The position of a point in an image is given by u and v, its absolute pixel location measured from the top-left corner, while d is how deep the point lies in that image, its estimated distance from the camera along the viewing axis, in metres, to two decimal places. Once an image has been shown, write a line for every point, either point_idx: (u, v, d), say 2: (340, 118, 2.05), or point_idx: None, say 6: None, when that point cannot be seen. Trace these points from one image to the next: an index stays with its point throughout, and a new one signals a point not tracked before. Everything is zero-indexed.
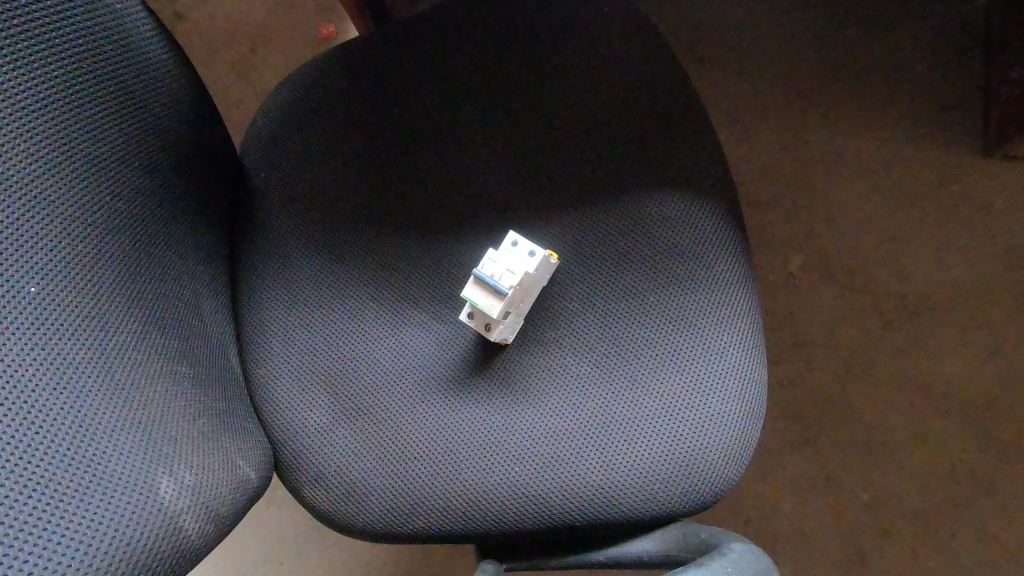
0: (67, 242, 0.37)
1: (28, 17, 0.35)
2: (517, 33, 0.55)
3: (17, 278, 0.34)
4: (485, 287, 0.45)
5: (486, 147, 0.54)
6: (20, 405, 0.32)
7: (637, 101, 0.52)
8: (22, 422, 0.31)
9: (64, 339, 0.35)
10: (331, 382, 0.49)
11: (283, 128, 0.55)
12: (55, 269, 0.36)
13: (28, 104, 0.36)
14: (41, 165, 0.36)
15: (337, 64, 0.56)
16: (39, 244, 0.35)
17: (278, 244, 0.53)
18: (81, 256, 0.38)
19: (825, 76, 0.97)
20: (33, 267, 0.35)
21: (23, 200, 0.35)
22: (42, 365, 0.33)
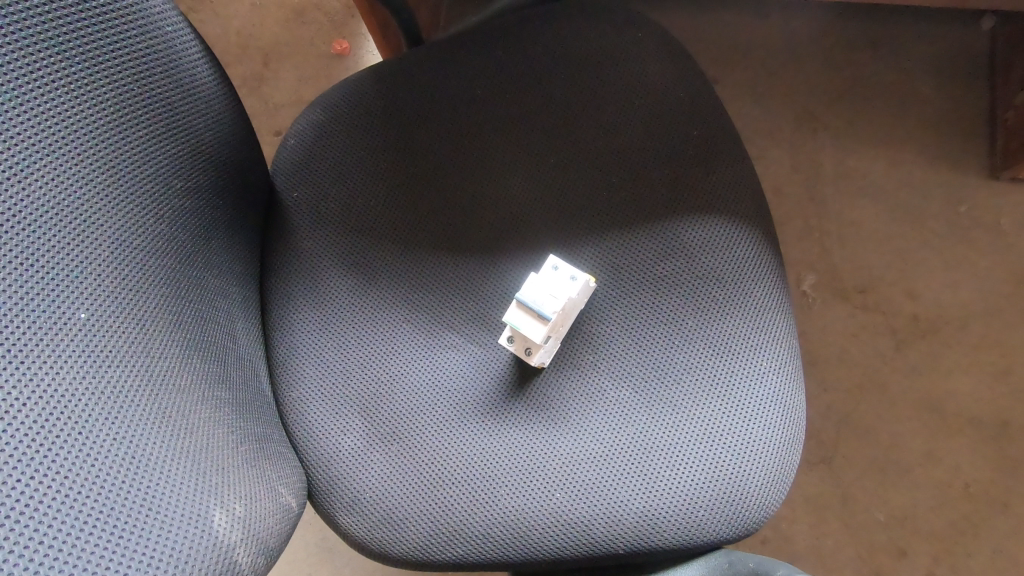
0: (115, 268, 0.37)
1: (82, 40, 0.35)
2: (551, 55, 0.55)
3: (70, 304, 0.33)
4: (528, 313, 0.46)
5: (521, 167, 0.54)
6: (75, 433, 0.31)
7: (672, 124, 0.53)
8: (78, 451, 0.31)
9: (115, 366, 0.34)
10: (365, 406, 0.49)
11: (315, 147, 0.55)
12: (106, 295, 0.35)
13: (82, 127, 0.35)
14: (92, 189, 0.36)
15: (369, 84, 0.56)
16: (89, 270, 0.35)
17: (310, 265, 0.52)
18: (129, 281, 0.37)
19: (834, 98, 0.99)
20: (85, 293, 0.34)
21: (75, 223, 0.35)
22: (96, 392, 0.33)
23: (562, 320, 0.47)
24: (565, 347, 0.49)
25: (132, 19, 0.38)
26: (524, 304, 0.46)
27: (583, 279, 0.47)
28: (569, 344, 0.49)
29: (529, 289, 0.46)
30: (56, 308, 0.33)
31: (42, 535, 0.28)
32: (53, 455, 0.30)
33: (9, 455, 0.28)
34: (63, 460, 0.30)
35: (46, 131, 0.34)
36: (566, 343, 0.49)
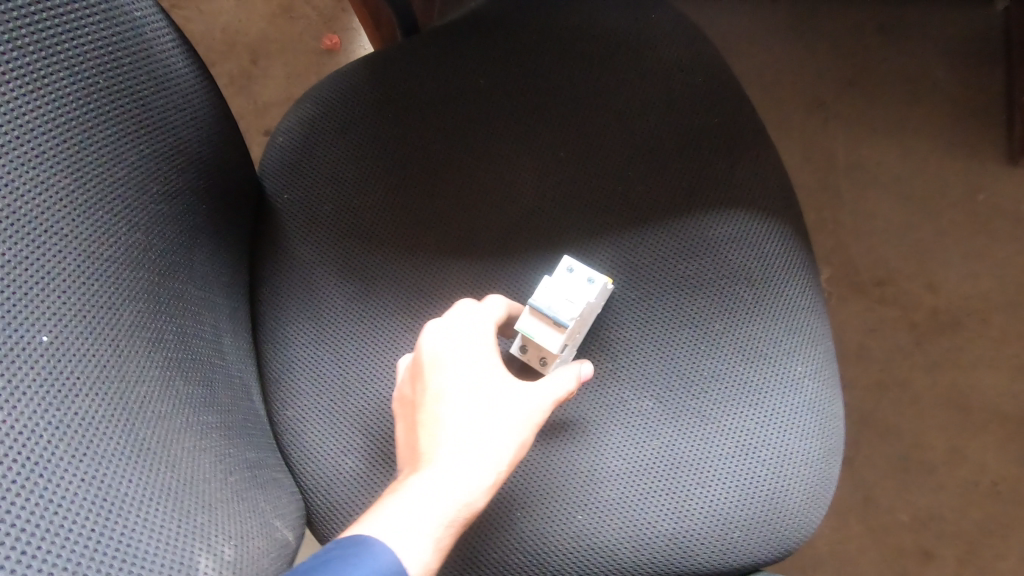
0: (83, 283, 0.33)
1: (34, 26, 0.31)
2: (557, 41, 0.52)
3: (29, 327, 0.29)
4: (540, 316, 0.43)
5: (528, 162, 0.50)
6: (35, 478, 0.27)
7: (689, 112, 0.49)
8: (39, 498, 0.27)
9: (83, 396, 0.30)
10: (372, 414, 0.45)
11: (306, 144, 0.51)
12: (73, 315, 0.32)
13: (39, 126, 0.31)
14: (54, 195, 0.32)
15: (363, 76, 0.52)
16: (52, 287, 0.31)
17: (302, 272, 0.49)
18: (101, 298, 0.33)
19: (845, 84, 0.95)
20: (48, 315, 0.30)
21: (33, 234, 0.31)
22: (61, 427, 0.29)
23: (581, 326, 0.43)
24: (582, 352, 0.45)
25: (92, 3, 0.34)
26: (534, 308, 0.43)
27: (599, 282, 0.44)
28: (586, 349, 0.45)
29: (542, 292, 0.43)
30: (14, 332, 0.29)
31: None
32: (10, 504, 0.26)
33: None
34: (23, 510, 0.26)
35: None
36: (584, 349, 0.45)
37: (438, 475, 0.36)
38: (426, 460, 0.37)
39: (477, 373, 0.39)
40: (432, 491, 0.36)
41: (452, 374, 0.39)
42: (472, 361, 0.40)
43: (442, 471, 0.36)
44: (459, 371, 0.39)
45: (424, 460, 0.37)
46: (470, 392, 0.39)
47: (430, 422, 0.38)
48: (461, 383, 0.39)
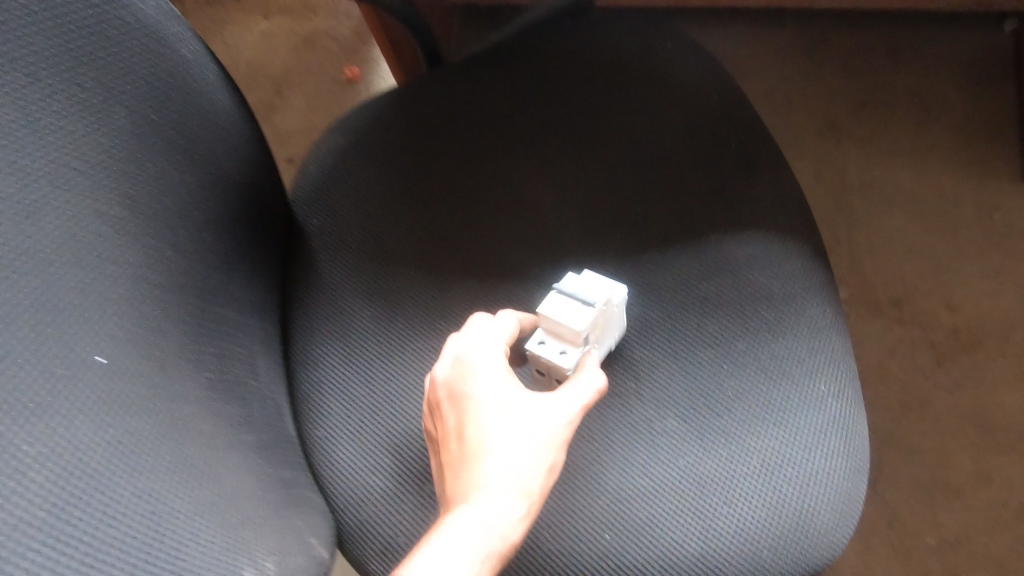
0: (133, 305, 0.34)
1: (88, 71, 0.34)
2: (575, 70, 0.54)
3: (85, 347, 0.31)
4: (560, 310, 0.42)
5: (550, 186, 0.52)
6: (92, 492, 0.28)
7: (706, 137, 0.51)
8: (95, 511, 0.28)
9: (134, 413, 0.32)
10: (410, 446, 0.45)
11: (335, 171, 0.53)
12: (124, 336, 0.33)
13: (93, 158, 0.34)
14: (106, 222, 0.34)
15: (390, 106, 0.54)
16: (104, 309, 0.33)
17: (331, 295, 0.50)
18: (149, 320, 0.35)
19: (856, 106, 0.97)
20: (102, 336, 0.32)
21: (86, 259, 0.33)
22: (114, 442, 0.30)
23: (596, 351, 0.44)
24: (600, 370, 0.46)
25: (146, 45, 0.36)
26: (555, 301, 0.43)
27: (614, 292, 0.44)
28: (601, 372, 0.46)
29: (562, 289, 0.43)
30: (72, 352, 0.30)
31: None
32: (70, 517, 0.27)
33: (28, 519, 0.26)
34: (81, 523, 0.27)
35: (61, 164, 0.32)
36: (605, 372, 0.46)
37: (474, 514, 0.36)
38: (470, 492, 0.37)
39: (505, 396, 0.39)
40: (470, 530, 0.36)
41: (474, 407, 0.39)
42: (493, 391, 0.39)
43: (477, 509, 0.36)
44: (481, 403, 0.39)
45: (457, 499, 0.37)
46: (500, 422, 0.38)
47: (459, 460, 0.38)
48: (491, 409, 0.39)
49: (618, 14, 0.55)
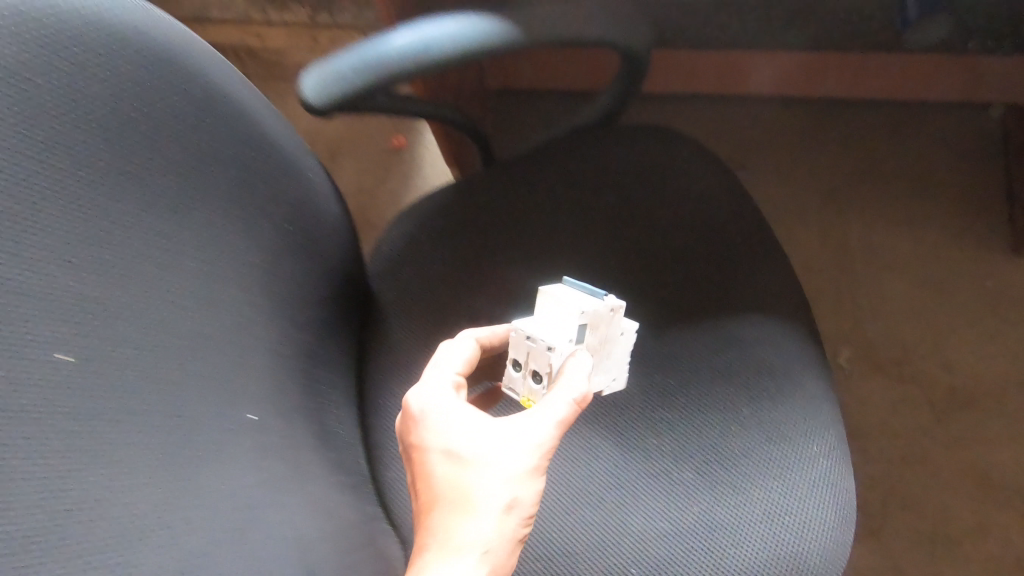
0: (274, 375, 0.45)
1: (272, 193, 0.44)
2: (609, 172, 0.64)
3: (250, 411, 0.41)
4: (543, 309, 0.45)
5: (587, 269, 0.62)
6: (263, 523, 0.38)
7: (723, 237, 0.60)
8: (267, 538, 0.38)
9: (276, 462, 0.42)
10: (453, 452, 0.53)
11: (406, 251, 0.64)
12: (269, 400, 0.44)
13: (263, 259, 0.44)
14: (264, 307, 0.44)
15: (453, 197, 0.65)
16: (260, 379, 0.43)
17: (400, 358, 0.59)
18: (281, 386, 0.45)
19: (857, 181, 1.06)
20: (258, 400, 0.42)
21: (253, 338, 0.43)
22: (269, 486, 0.40)
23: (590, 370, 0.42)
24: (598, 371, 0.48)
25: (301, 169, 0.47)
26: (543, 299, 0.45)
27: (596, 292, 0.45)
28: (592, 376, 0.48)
29: (549, 290, 0.45)
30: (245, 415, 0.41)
31: None
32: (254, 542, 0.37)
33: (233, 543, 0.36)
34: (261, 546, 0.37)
35: (246, 265, 0.42)
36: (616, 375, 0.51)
37: None
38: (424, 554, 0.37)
39: (458, 451, 0.38)
40: None
41: (428, 464, 0.38)
42: (446, 447, 0.38)
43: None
44: (435, 459, 0.38)
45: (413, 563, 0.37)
46: (452, 479, 0.37)
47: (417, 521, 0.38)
48: (448, 460, 0.38)
49: (649, 127, 0.66)
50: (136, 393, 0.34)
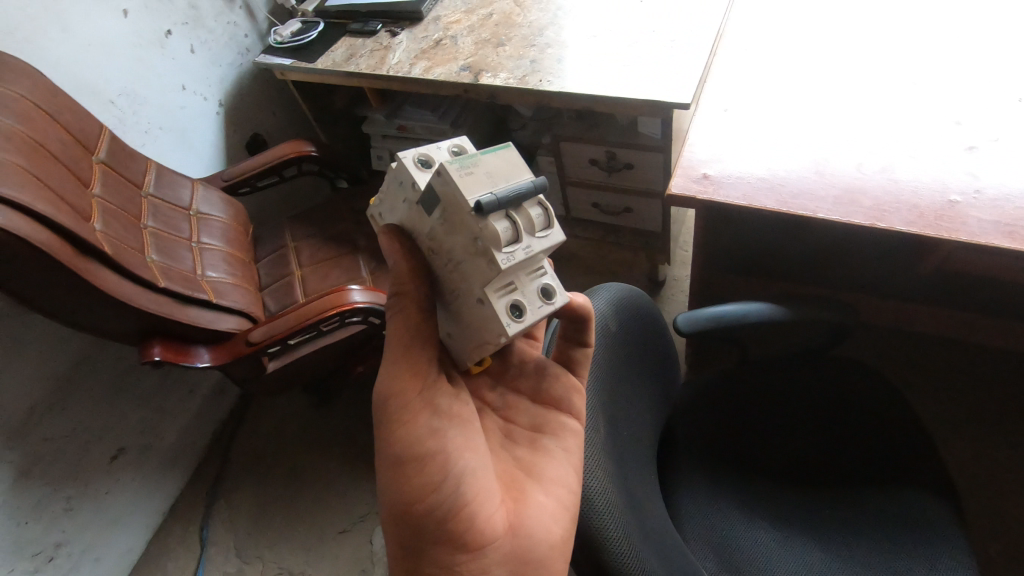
0: (651, 443, 0.91)
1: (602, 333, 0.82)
2: (821, 385, 1.10)
3: (647, 456, 0.88)
4: (475, 153, 0.67)
5: (806, 441, 1.06)
6: (664, 511, 0.86)
7: (891, 438, 1.03)
8: (667, 517, 0.87)
9: (657, 490, 0.88)
10: (574, 380, 0.82)
11: (691, 405, 1.10)
12: (648, 457, 0.87)
13: (659, 394, 0.98)
14: (657, 417, 0.97)
15: (721, 379, 1.13)
16: (648, 447, 0.89)
17: (687, 464, 1.04)
18: (652, 453, 0.90)
19: (1011, 411, 1.36)
20: (650, 455, 0.89)
21: (655, 432, 0.95)
22: (659, 496, 0.89)
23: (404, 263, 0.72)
24: (456, 266, 0.70)
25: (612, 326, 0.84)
26: (499, 156, 0.67)
27: (498, 191, 0.64)
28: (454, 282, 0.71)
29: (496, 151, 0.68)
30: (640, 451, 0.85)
31: (677, 541, 0.86)
32: (663, 514, 0.87)
33: (662, 511, 0.87)
34: (666, 516, 0.88)
35: (657, 398, 0.96)
36: (514, 323, 0.68)
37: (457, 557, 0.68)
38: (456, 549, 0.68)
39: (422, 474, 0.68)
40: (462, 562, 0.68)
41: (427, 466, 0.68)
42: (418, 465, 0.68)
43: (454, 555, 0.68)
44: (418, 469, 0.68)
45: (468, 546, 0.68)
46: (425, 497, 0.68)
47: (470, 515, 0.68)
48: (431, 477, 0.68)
49: (850, 362, 1.12)
50: (641, 451, 0.88)
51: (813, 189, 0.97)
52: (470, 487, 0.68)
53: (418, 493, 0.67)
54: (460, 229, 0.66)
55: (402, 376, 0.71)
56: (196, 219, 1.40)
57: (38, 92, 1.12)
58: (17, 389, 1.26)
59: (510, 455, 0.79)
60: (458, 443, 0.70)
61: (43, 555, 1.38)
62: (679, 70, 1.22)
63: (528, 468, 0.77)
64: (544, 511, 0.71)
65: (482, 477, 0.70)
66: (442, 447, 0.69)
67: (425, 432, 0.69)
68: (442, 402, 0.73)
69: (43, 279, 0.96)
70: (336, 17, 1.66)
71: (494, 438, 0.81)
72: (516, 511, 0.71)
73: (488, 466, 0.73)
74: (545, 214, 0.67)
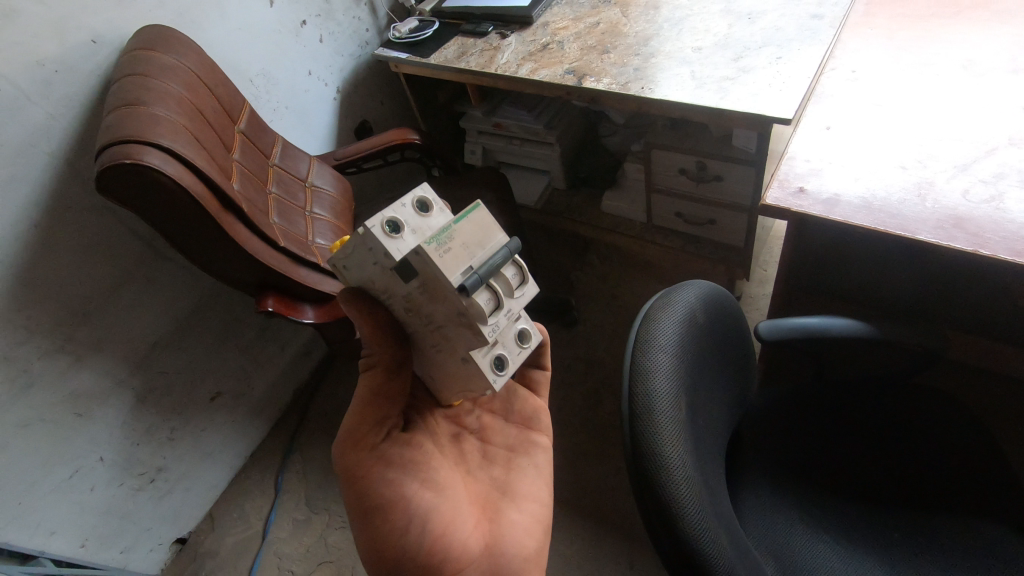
0: (723, 434, 0.94)
1: (682, 318, 0.84)
2: (899, 410, 1.10)
3: (719, 445, 0.91)
4: (448, 221, 0.69)
5: (878, 462, 1.05)
6: (730, 501, 0.89)
7: (972, 472, 1.01)
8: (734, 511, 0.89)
9: (726, 481, 0.91)
10: (539, 401, 1.00)
11: (762, 413, 1.12)
12: (719, 445, 0.91)
13: (738, 391, 1.01)
14: (732, 413, 1.00)
15: (793, 392, 1.14)
16: (721, 438, 0.93)
17: (752, 468, 1.05)
18: (723, 442, 0.94)
19: None
20: (721, 447, 0.92)
21: (728, 425, 0.98)
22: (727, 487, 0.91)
23: (369, 333, 0.80)
24: (435, 329, 0.78)
25: (691, 311, 0.87)
26: (472, 223, 0.69)
27: (477, 267, 0.68)
28: (434, 340, 0.80)
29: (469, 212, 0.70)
30: (713, 439, 0.88)
31: (744, 535, 0.88)
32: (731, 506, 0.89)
33: (731, 504, 0.89)
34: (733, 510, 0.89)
35: (734, 393, 1.00)
36: (499, 375, 0.77)
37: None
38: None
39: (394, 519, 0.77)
40: None
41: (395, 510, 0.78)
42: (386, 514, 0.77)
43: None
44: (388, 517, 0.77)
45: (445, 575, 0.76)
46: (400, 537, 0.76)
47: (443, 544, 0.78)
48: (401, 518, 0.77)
49: (933, 390, 1.11)
50: (718, 441, 0.91)
51: (913, 212, 0.98)
52: (435, 523, 0.78)
53: (389, 539, 0.76)
54: (443, 300, 0.71)
55: (364, 435, 0.82)
56: (310, 191, 1.54)
57: (202, 66, 1.29)
58: (145, 325, 1.43)
59: (484, 475, 0.92)
60: (416, 488, 0.80)
61: (146, 476, 1.55)
62: (785, 86, 1.24)
63: (497, 486, 0.91)
64: (511, 530, 0.84)
65: (445, 512, 0.81)
66: (402, 497, 0.79)
67: (381, 485, 0.79)
68: (397, 452, 0.83)
69: (192, 225, 1.10)
70: (451, 17, 1.78)
71: (468, 460, 0.94)
72: (490, 531, 0.83)
73: (451, 497, 0.84)
74: (519, 272, 0.73)
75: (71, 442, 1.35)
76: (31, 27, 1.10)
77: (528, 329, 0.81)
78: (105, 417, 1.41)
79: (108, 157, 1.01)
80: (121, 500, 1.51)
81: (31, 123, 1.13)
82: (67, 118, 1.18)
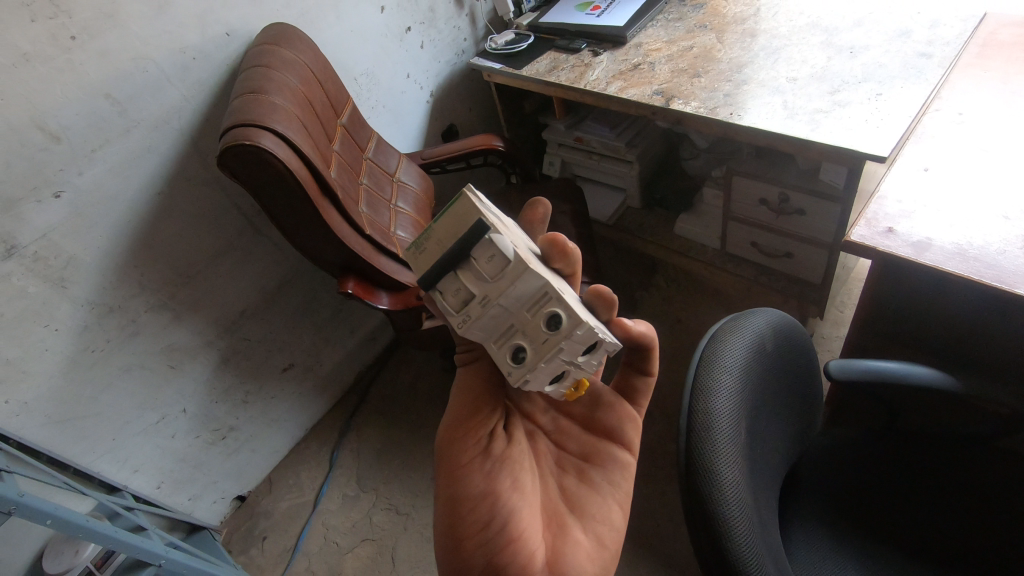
0: (780, 465, 0.93)
1: (756, 337, 0.86)
2: (972, 469, 1.04)
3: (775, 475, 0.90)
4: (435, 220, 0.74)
5: (946, 520, 1.00)
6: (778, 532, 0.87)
7: None
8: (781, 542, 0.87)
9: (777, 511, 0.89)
10: (627, 411, 0.94)
11: (826, 454, 1.09)
12: (773, 473, 0.89)
13: (800, 425, 0.99)
14: (792, 445, 0.98)
15: (858, 437, 1.11)
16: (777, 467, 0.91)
17: (806, 506, 1.02)
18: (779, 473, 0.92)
19: None
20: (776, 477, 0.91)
21: (787, 456, 0.96)
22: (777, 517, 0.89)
23: None
24: None
25: (766, 333, 0.88)
26: (448, 216, 0.72)
27: (438, 261, 0.71)
28: None
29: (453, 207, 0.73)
30: (768, 466, 0.87)
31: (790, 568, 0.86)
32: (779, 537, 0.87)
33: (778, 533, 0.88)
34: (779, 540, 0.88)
35: (795, 426, 0.97)
36: (515, 367, 0.71)
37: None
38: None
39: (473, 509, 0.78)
40: None
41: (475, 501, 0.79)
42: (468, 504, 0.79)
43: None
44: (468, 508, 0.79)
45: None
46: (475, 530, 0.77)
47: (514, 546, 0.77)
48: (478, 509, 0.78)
49: (1016, 455, 1.04)
50: (773, 469, 0.90)
51: (1012, 264, 0.93)
52: (516, 524, 0.78)
53: (470, 529, 0.78)
54: None
55: (465, 423, 0.86)
56: (396, 184, 1.64)
57: (316, 61, 1.41)
58: (237, 294, 1.56)
59: (558, 482, 0.89)
60: (506, 485, 0.81)
61: (219, 432, 1.68)
62: (882, 124, 1.21)
63: (568, 497, 0.87)
64: (575, 550, 0.79)
65: (525, 516, 0.79)
66: (493, 490, 0.79)
67: (474, 477, 0.81)
68: (492, 448, 0.84)
69: (292, 205, 1.21)
70: (545, 32, 1.84)
71: (543, 464, 0.92)
72: (556, 547, 0.80)
73: (531, 503, 0.82)
74: (494, 256, 0.69)
75: (162, 390, 1.49)
76: (179, 18, 1.24)
77: (561, 315, 0.69)
78: (192, 372, 1.54)
79: (231, 137, 1.12)
80: (196, 451, 1.64)
81: (168, 102, 1.27)
82: (197, 101, 1.32)
